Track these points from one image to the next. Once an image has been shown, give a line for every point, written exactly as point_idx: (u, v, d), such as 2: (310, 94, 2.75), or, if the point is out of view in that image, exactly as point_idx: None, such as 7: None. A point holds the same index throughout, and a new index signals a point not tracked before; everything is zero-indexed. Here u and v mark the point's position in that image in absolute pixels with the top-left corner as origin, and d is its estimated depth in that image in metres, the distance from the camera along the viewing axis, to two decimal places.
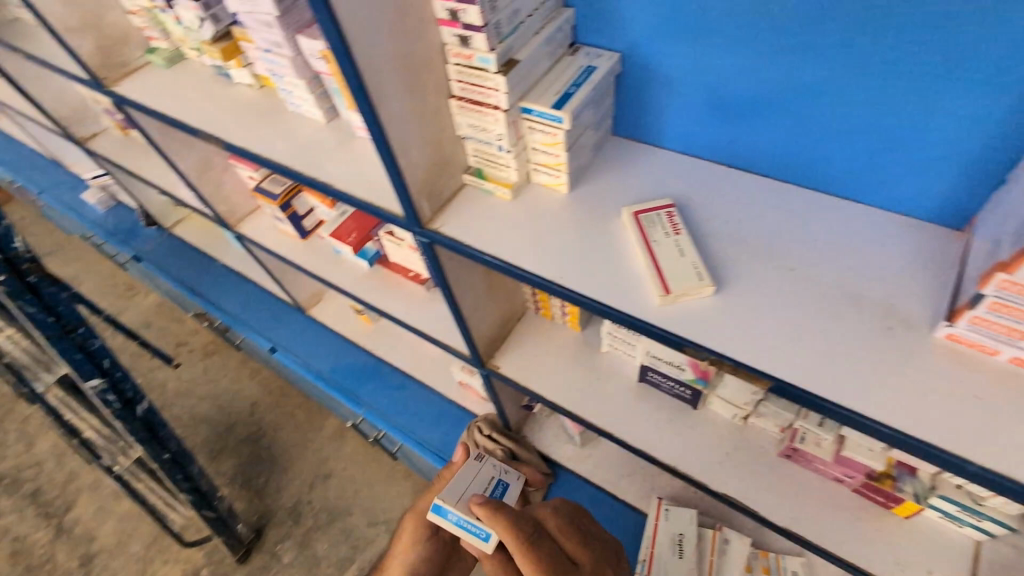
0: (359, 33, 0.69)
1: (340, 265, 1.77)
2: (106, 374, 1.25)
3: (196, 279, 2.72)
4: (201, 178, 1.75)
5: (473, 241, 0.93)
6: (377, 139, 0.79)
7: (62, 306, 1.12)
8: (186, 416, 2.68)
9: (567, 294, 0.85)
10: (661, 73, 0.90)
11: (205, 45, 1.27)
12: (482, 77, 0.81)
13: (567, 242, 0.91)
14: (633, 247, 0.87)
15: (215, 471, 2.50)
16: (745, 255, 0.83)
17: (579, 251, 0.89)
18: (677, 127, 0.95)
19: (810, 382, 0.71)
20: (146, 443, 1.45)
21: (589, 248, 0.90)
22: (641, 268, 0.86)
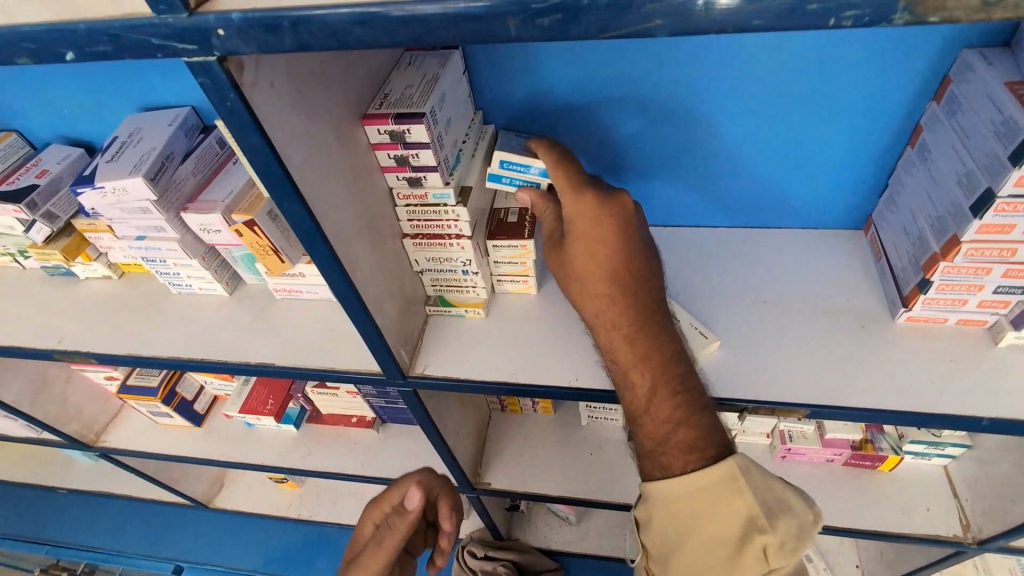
0: (326, 207, 0.61)
1: (257, 439, 1.50)
2: None
3: (32, 524, 2.09)
4: (36, 402, 1.38)
5: (467, 373, 0.87)
6: (352, 306, 0.71)
7: None
8: None
9: (588, 393, 0.83)
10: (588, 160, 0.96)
11: (34, 248, 1.02)
12: (440, 212, 0.77)
13: (559, 341, 0.89)
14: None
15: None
16: (722, 302, 0.90)
17: (578, 347, 0.88)
18: None
19: (835, 398, 0.78)
20: None
21: (586, 340, 0.89)
22: None
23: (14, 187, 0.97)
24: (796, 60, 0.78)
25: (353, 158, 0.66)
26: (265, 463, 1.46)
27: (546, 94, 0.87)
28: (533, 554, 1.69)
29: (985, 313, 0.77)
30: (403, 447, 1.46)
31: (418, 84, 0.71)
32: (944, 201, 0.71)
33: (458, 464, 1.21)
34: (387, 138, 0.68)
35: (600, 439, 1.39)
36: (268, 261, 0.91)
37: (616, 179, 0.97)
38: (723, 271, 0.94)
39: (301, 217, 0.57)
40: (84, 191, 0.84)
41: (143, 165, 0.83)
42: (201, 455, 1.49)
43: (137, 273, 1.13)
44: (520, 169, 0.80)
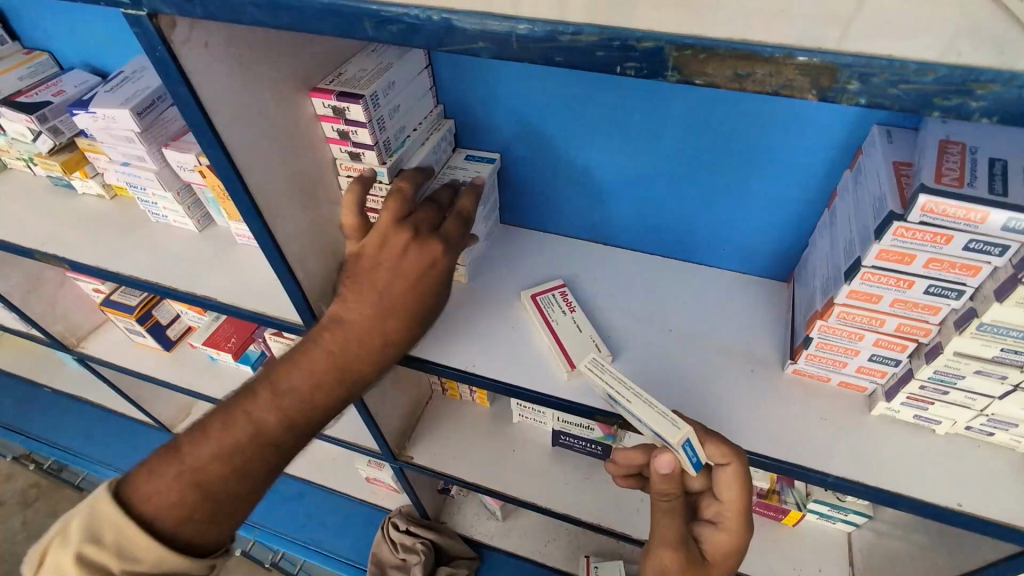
0: (251, 161, 0.68)
1: (216, 373, 1.60)
2: None
3: (16, 414, 2.25)
4: (28, 298, 1.52)
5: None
6: (272, 256, 0.78)
7: None
8: None
9: (481, 380, 0.89)
10: (539, 171, 1.01)
11: (40, 157, 1.14)
12: (376, 187, 0.84)
13: (473, 328, 0.95)
14: (536, 329, 0.94)
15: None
16: (633, 322, 0.95)
17: (487, 340, 0.94)
18: (557, 212, 1.07)
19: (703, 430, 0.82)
20: None
21: (496, 333, 0.95)
22: (545, 347, 0.92)
23: (30, 100, 1.09)
24: (730, 110, 0.82)
25: (292, 123, 0.74)
26: (218, 397, 1.56)
27: (503, 103, 0.94)
28: (454, 540, 1.73)
29: (865, 380, 0.81)
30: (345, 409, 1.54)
31: (370, 70, 0.78)
32: (833, 265, 0.75)
33: (381, 431, 1.28)
34: (330, 112, 0.76)
35: (527, 438, 1.44)
36: (228, 206, 1.01)
37: (565, 193, 1.03)
38: (642, 294, 0.99)
39: (222, 163, 0.65)
40: (80, 113, 0.95)
41: (133, 100, 0.93)
42: (164, 378, 1.60)
43: (127, 197, 1.25)
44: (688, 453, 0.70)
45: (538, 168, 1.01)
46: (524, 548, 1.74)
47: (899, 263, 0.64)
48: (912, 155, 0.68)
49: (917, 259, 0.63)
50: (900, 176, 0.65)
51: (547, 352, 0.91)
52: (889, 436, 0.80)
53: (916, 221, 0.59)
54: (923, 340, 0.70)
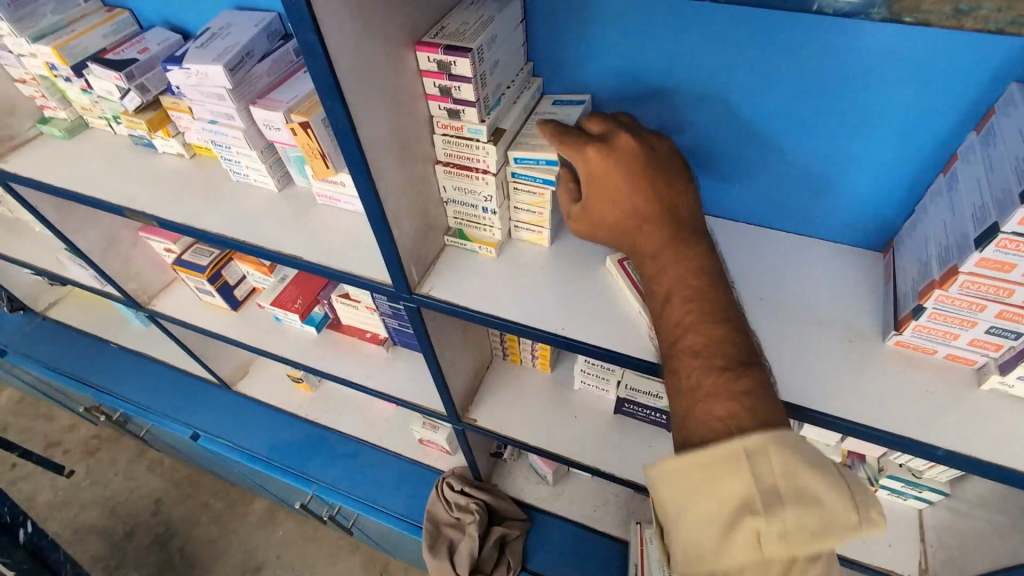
0: (363, 113, 0.68)
1: (281, 333, 1.65)
2: None
3: (84, 368, 2.37)
4: (105, 256, 1.57)
5: (467, 303, 0.94)
6: (373, 212, 0.79)
7: None
8: (75, 529, 2.43)
9: (571, 343, 0.89)
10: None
11: (126, 115, 1.17)
12: (471, 146, 0.84)
13: (558, 291, 0.95)
14: (623, 295, 0.93)
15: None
16: None
17: (575, 304, 0.93)
18: None
19: (802, 399, 0.81)
20: None
21: (583, 297, 0.94)
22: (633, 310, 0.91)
23: (117, 57, 1.10)
24: (845, 67, 0.78)
25: (399, 77, 0.73)
26: (284, 356, 1.61)
27: (599, 58, 0.91)
28: (505, 501, 1.77)
29: (975, 353, 0.78)
30: (407, 372, 1.58)
31: (474, 22, 0.76)
32: (956, 232, 0.72)
33: (449, 392, 1.32)
34: (434, 67, 0.75)
35: (586, 404, 1.45)
36: (314, 165, 1.02)
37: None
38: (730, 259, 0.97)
39: (339, 115, 0.65)
40: (173, 69, 0.96)
41: (225, 56, 0.94)
42: (231, 336, 1.65)
43: (206, 156, 1.27)
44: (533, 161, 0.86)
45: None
46: (575, 513, 1.78)
47: None
48: None
49: None
50: None
51: (637, 318, 0.90)
52: (998, 410, 0.77)
53: None
54: None
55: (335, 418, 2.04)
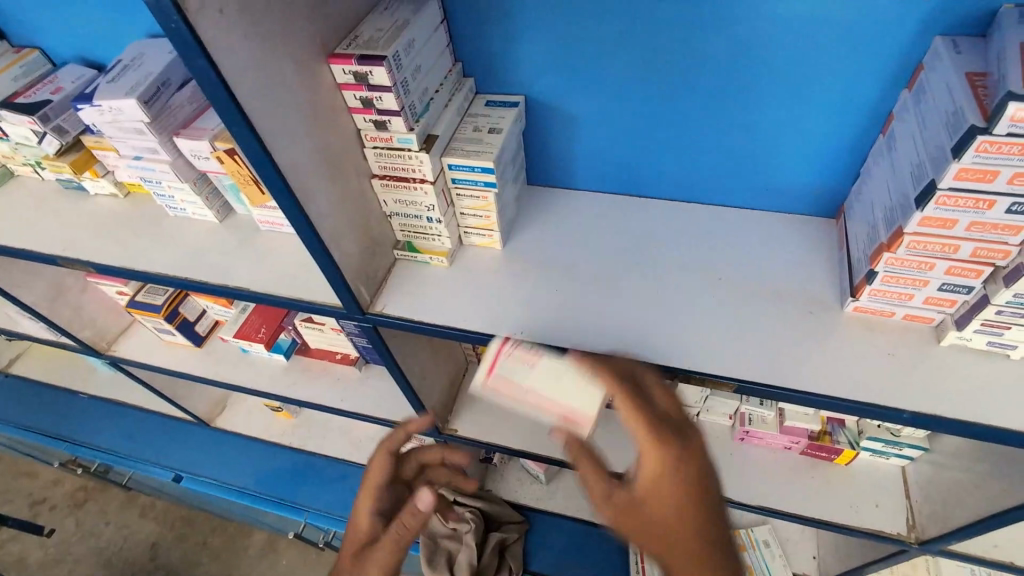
0: (277, 136, 0.65)
1: (250, 365, 1.60)
2: None
3: (53, 422, 2.29)
4: (54, 306, 1.51)
5: (423, 317, 0.91)
6: (307, 236, 0.75)
7: None
8: None
9: (532, 347, 0.87)
10: (565, 127, 0.97)
11: (47, 159, 1.11)
12: (404, 156, 0.81)
13: (514, 295, 0.93)
14: (583, 292, 0.91)
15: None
16: (680, 274, 0.92)
17: (534, 306, 0.91)
18: (586, 167, 1.02)
19: (767, 377, 0.79)
20: None
21: (541, 298, 0.92)
22: (593, 306, 0.90)
23: (29, 100, 1.05)
24: (770, 38, 0.77)
25: (314, 94, 0.70)
26: (254, 388, 1.57)
27: (526, 53, 0.88)
28: (500, 505, 1.74)
29: (931, 310, 0.78)
30: (383, 389, 1.54)
31: (388, 28, 0.73)
32: (898, 192, 0.71)
33: (425, 407, 1.29)
34: (351, 79, 0.72)
35: None
36: (249, 191, 0.98)
37: (594, 147, 0.99)
38: (683, 243, 0.96)
39: (250, 140, 0.62)
40: (84, 107, 0.91)
41: (138, 88, 0.89)
42: (197, 373, 1.61)
43: (141, 194, 1.21)
44: (468, 170, 0.84)
45: (563, 125, 0.96)
46: (572, 508, 1.77)
47: (979, 181, 0.61)
48: (985, 64, 0.63)
49: (1000, 175, 0.60)
50: (976, 86, 0.61)
51: (596, 314, 0.88)
52: (959, 365, 0.77)
53: (1004, 133, 0.56)
54: (1001, 263, 0.67)
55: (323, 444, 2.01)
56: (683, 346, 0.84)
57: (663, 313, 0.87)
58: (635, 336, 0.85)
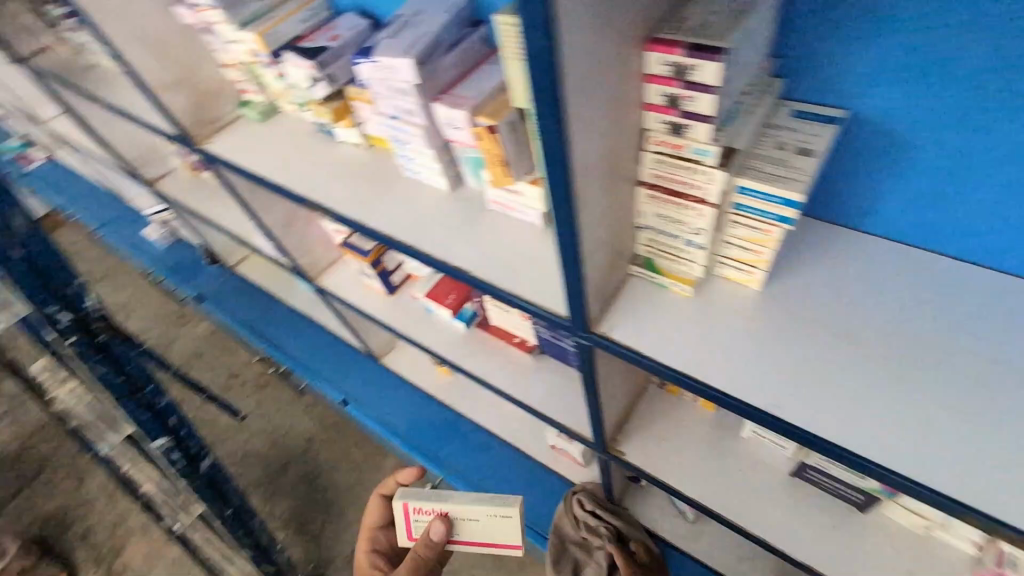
0: (578, 132, 0.56)
1: (432, 324, 1.67)
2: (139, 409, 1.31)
3: (259, 320, 2.68)
4: (286, 233, 1.70)
5: (651, 352, 0.80)
6: (564, 245, 0.67)
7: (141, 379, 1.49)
8: (238, 453, 2.81)
9: (787, 428, 0.74)
10: (875, 166, 0.82)
11: (314, 104, 1.19)
12: (690, 169, 0.68)
13: (774, 353, 0.80)
14: (871, 370, 0.77)
15: (270, 512, 2.60)
16: (1015, 384, 0.73)
17: (791, 374, 0.77)
18: (887, 210, 0.86)
19: None
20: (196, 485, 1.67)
21: (808, 365, 0.78)
22: (885, 392, 0.75)
23: (311, 45, 1.12)
24: None
25: (620, 88, 0.60)
26: (431, 347, 1.63)
27: (868, 79, 0.74)
28: (637, 531, 1.60)
29: None
30: (549, 382, 1.49)
31: (725, 13, 0.59)
32: None
33: (602, 422, 1.20)
34: (668, 71, 0.60)
35: (754, 458, 1.25)
36: (497, 171, 0.93)
37: (903, 194, 0.83)
38: (1002, 339, 0.77)
39: (553, 138, 0.54)
40: (363, 62, 0.92)
41: (415, 49, 0.88)
42: (382, 318, 1.70)
43: (382, 149, 1.25)
44: (761, 198, 0.68)
45: (874, 164, 0.81)
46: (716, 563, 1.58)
47: None
48: None
49: None
50: None
51: (872, 402, 0.74)
52: None
53: None
54: None
55: (471, 408, 2.07)
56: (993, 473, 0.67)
57: (969, 423, 0.71)
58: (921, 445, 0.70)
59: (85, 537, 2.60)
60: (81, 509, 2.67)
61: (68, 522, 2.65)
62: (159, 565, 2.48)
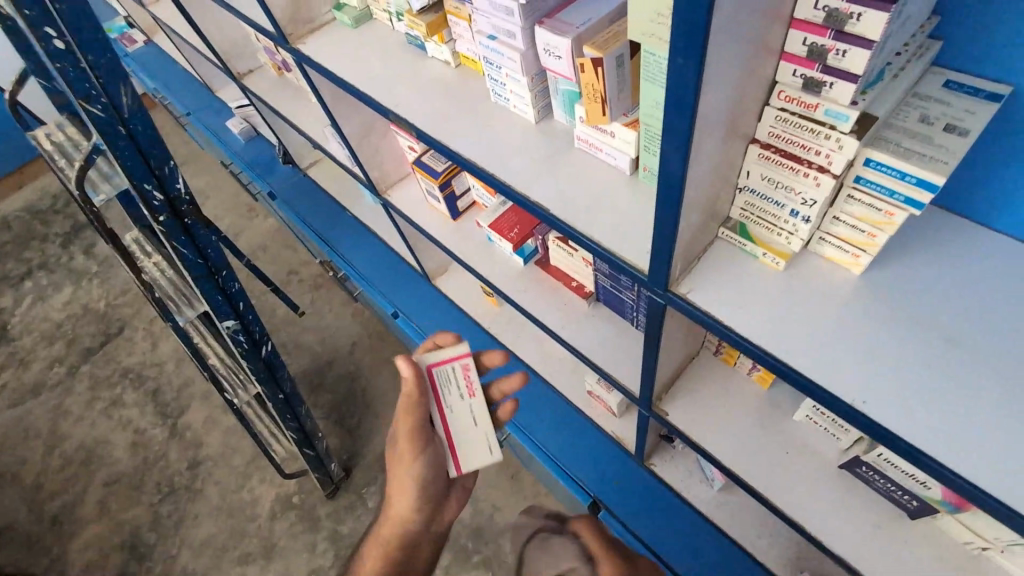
0: (712, 77, 0.51)
1: (490, 255, 1.67)
2: (215, 274, 1.54)
3: (323, 225, 2.77)
4: (362, 143, 1.69)
5: (747, 330, 0.74)
6: (666, 196, 0.63)
7: (211, 250, 1.51)
8: (291, 343, 3.02)
9: (878, 431, 0.66)
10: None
11: (409, 15, 1.16)
12: (818, 131, 0.61)
13: (874, 348, 0.71)
14: (986, 381, 0.67)
15: (314, 404, 2.80)
16: None
17: (897, 372, 0.69)
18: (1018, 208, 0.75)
19: None
20: (251, 354, 1.79)
21: (913, 370, 0.69)
22: (996, 410, 0.65)
23: None
24: None
25: (761, 33, 0.54)
26: (486, 276, 1.64)
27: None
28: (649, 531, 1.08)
29: None
30: (600, 329, 1.48)
31: None
32: None
33: (651, 382, 1.19)
34: (821, 18, 0.54)
35: (802, 442, 1.22)
36: (591, 108, 0.86)
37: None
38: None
39: (686, 82, 0.50)
40: None
41: None
42: (442, 241, 1.72)
43: (470, 70, 1.20)
44: (893, 176, 0.62)
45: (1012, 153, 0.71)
46: (734, 531, 1.60)
47: None
48: None
49: None
50: None
51: (996, 417, 0.65)
52: None
53: None
54: None
55: (513, 341, 2.11)
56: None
57: None
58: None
59: (155, 393, 2.91)
60: (155, 368, 2.98)
61: (145, 377, 2.96)
62: (217, 430, 2.76)
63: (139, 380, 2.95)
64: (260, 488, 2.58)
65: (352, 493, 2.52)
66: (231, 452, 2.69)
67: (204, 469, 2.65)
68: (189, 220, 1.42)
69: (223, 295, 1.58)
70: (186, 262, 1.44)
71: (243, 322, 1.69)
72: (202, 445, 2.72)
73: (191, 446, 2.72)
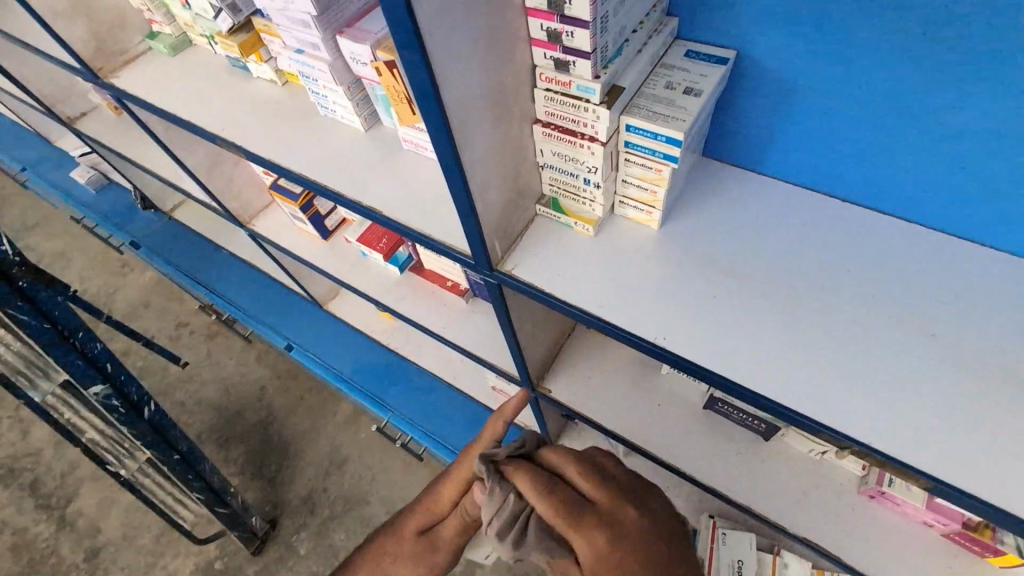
0: (449, 67, 0.56)
1: (367, 270, 1.66)
2: (68, 336, 1.37)
3: (198, 267, 2.60)
4: (212, 174, 1.61)
5: (567, 294, 0.81)
6: (456, 181, 0.67)
7: (58, 311, 1.34)
8: (187, 400, 2.79)
9: (678, 361, 0.77)
10: (757, 97, 0.84)
11: (222, 37, 1.14)
12: (578, 106, 0.69)
13: (672, 289, 0.81)
14: (757, 302, 0.80)
15: (224, 459, 2.62)
16: (894, 317, 0.77)
17: (690, 306, 0.80)
18: (773, 148, 0.90)
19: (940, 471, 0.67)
20: (130, 417, 1.61)
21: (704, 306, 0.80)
22: (765, 324, 0.78)
23: None
24: None
25: (494, 23, 0.59)
26: (365, 292, 1.62)
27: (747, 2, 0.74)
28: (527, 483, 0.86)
29: None
30: (484, 324, 1.52)
31: None
32: None
33: (526, 364, 1.25)
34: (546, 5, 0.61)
35: (672, 393, 1.33)
36: (401, 109, 0.90)
37: (791, 131, 0.86)
38: (876, 274, 0.81)
39: (423, 74, 0.54)
40: None
41: None
42: (318, 264, 1.68)
43: (298, 86, 1.19)
44: (648, 138, 0.70)
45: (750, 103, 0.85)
46: None
47: None
48: None
49: None
50: None
51: (766, 334, 0.78)
52: None
53: None
54: None
55: (415, 353, 2.10)
56: (873, 401, 0.72)
57: (835, 351, 0.75)
58: (814, 374, 0.74)
59: (33, 485, 2.57)
60: (29, 458, 2.64)
61: (17, 472, 2.61)
62: (114, 512, 2.47)
63: (11, 475, 2.60)
64: (174, 563, 2.36)
65: (280, 544, 2.38)
66: (134, 531, 2.43)
67: (104, 557, 2.38)
68: (25, 284, 1.24)
69: (83, 358, 1.41)
70: (30, 330, 1.27)
71: (116, 384, 1.52)
72: (100, 531, 2.44)
73: (86, 534, 2.43)
